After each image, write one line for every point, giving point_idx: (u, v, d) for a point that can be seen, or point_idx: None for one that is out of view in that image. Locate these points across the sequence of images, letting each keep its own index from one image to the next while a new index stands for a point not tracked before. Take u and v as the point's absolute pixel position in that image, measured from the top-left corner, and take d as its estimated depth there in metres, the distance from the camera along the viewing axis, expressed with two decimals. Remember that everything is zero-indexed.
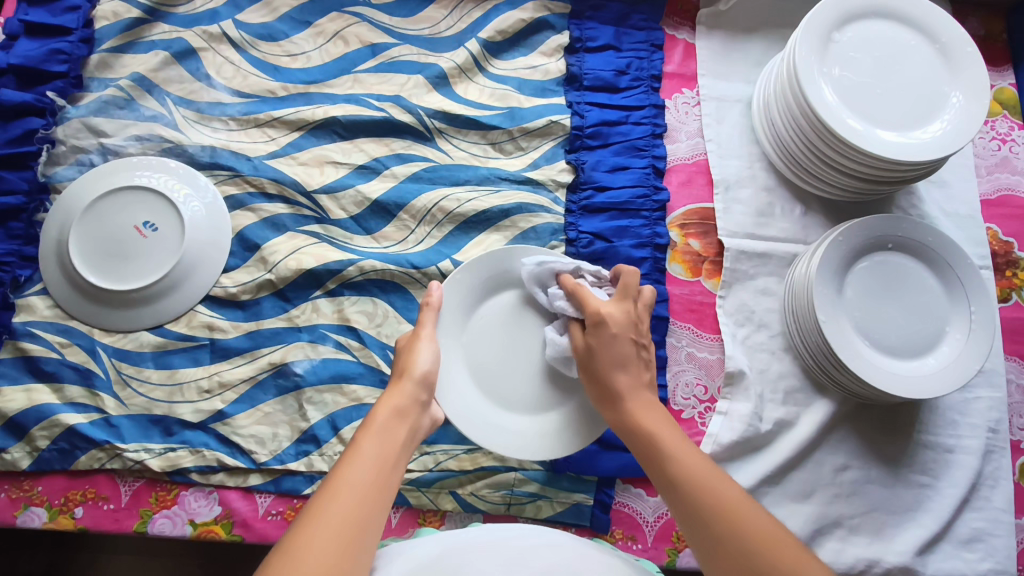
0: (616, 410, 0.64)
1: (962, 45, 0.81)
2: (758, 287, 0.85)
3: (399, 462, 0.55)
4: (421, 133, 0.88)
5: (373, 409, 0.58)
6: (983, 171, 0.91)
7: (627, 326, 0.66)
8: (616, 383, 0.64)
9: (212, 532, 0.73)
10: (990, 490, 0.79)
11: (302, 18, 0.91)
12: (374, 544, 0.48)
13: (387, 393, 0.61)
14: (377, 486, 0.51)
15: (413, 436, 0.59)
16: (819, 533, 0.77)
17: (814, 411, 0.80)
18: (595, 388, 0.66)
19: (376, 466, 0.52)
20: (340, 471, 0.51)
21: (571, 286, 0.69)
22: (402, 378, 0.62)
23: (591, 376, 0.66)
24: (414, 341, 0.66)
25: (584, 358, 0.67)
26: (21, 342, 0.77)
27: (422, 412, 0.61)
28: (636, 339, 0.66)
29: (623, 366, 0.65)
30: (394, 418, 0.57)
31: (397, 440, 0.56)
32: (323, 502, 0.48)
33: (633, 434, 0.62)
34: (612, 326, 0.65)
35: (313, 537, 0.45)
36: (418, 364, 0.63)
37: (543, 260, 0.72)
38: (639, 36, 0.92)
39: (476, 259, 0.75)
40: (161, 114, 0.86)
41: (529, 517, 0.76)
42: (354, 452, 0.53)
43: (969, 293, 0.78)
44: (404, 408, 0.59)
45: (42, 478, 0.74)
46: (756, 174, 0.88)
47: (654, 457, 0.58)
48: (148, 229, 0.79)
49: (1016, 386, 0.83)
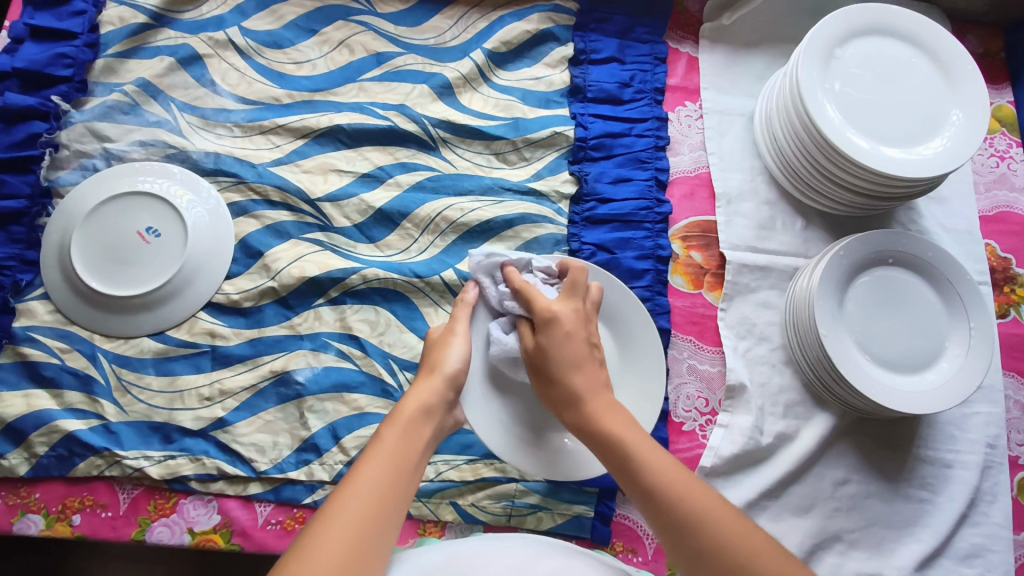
0: (578, 422, 0.60)
1: (962, 63, 0.82)
2: (759, 300, 0.85)
3: (419, 463, 0.54)
4: (426, 142, 0.88)
5: (401, 405, 0.58)
6: (982, 188, 0.92)
7: (578, 324, 0.63)
8: (573, 385, 0.60)
9: (211, 541, 0.73)
10: (989, 506, 0.79)
11: (308, 26, 0.92)
12: (388, 542, 0.48)
13: (415, 388, 0.60)
14: (392, 488, 0.50)
15: (436, 436, 0.59)
16: (819, 547, 0.77)
17: (814, 425, 0.80)
18: (551, 390, 0.62)
19: (395, 463, 0.52)
20: (360, 468, 0.50)
21: (518, 285, 0.65)
22: (433, 374, 0.61)
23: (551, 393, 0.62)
24: (447, 336, 0.66)
25: (538, 351, 0.63)
26: (20, 347, 0.77)
27: (447, 412, 0.61)
28: (588, 338, 0.63)
29: (578, 367, 0.61)
30: (420, 417, 0.57)
31: (420, 440, 0.55)
32: (337, 503, 0.47)
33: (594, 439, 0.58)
34: (561, 324, 0.62)
35: (324, 542, 0.45)
36: (448, 362, 0.63)
37: (490, 252, 0.69)
38: (643, 49, 0.93)
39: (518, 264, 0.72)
40: (166, 119, 0.86)
41: (530, 529, 0.76)
42: (376, 448, 0.53)
43: (969, 309, 0.79)
44: (432, 405, 0.59)
45: (40, 485, 0.74)
46: (757, 187, 0.89)
47: (611, 449, 0.56)
48: (150, 235, 0.78)
49: (1014, 402, 0.84)
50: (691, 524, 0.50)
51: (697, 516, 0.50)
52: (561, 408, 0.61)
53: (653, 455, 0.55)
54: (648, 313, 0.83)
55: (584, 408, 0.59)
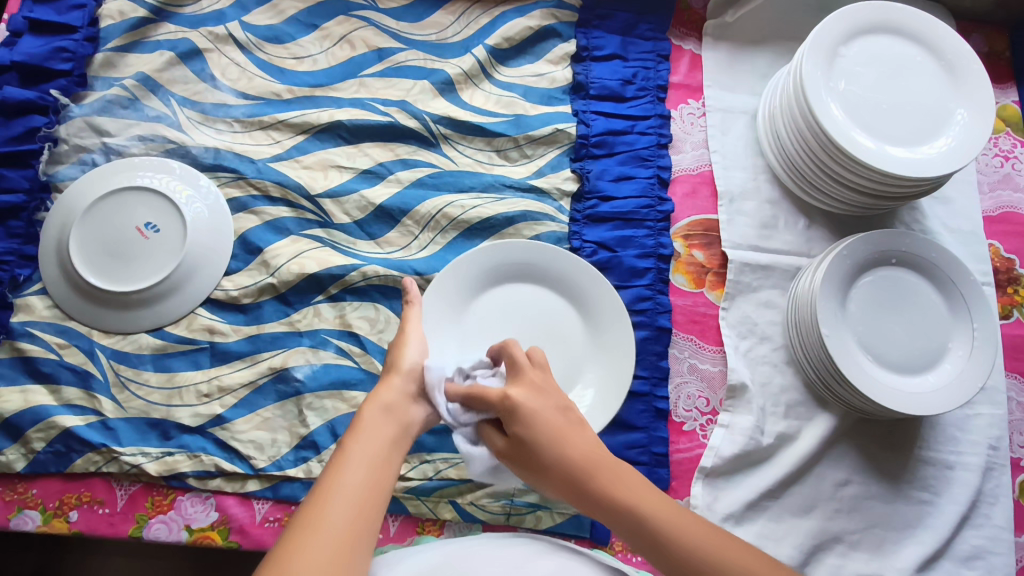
0: (560, 484, 0.54)
1: (968, 62, 0.81)
2: (761, 300, 0.85)
3: (390, 459, 0.53)
4: (427, 138, 0.88)
5: (359, 410, 0.56)
6: (986, 188, 0.92)
7: (537, 398, 0.57)
8: (548, 452, 0.54)
9: (209, 538, 0.72)
10: (990, 508, 0.79)
11: (309, 21, 0.91)
12: (368, 543, 0.47)
13: (378, 389, 0.59)
14: (367, 491, 0.49)
15: (407, 433, 0.57)
16: (819, 548, 0.76)
17: (815, 425, 0.80)
18: (525, 462, 0.55)
19: (367, 466, 0.51)
20: (329, 477, 0.49)
21: (463, 392, 0.60)
22: (390, 373, 0.60)
23: (536, 460, 0.54)
24: (402, 336, 0.64)
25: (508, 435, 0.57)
26: (18, 342, 0.76)
27: (412, 405, 0.59)
28: (550, 401, 0.57)
29: (549, 435, 0.55)
30: (382, 416, 0.56)
31: (387, 438, 0.54)
32: (311, 513, 0.47)
33: (583, 501, 0.53)
34: (521, 405, 0.56)
35: (303, 550, 0.44)
36: (406, 359, 0.61)
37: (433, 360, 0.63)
38: (646, 46, 0.92)
39: (481, 248, 0.79)
40: (165, 114, 0.86)
41: (529, 528, 0.75)
42: (342, 455, 0.51)
43: (972, 310, 0.78)
44: (392, 403, 0.57)
45: (37, 481, 0.73)
46: (759, 186, 0.88)
47: (599, 502, 0.52)
48: (149, 230, 0.78)
49: (1016, 403, 0.84)
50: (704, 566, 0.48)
51: (710, 558, 0.48)
52: (539, 471, 0.55)
53: (648, 495, 0.52)
54: (648, 312, 0.82)
55: (567, 460, 0.53)
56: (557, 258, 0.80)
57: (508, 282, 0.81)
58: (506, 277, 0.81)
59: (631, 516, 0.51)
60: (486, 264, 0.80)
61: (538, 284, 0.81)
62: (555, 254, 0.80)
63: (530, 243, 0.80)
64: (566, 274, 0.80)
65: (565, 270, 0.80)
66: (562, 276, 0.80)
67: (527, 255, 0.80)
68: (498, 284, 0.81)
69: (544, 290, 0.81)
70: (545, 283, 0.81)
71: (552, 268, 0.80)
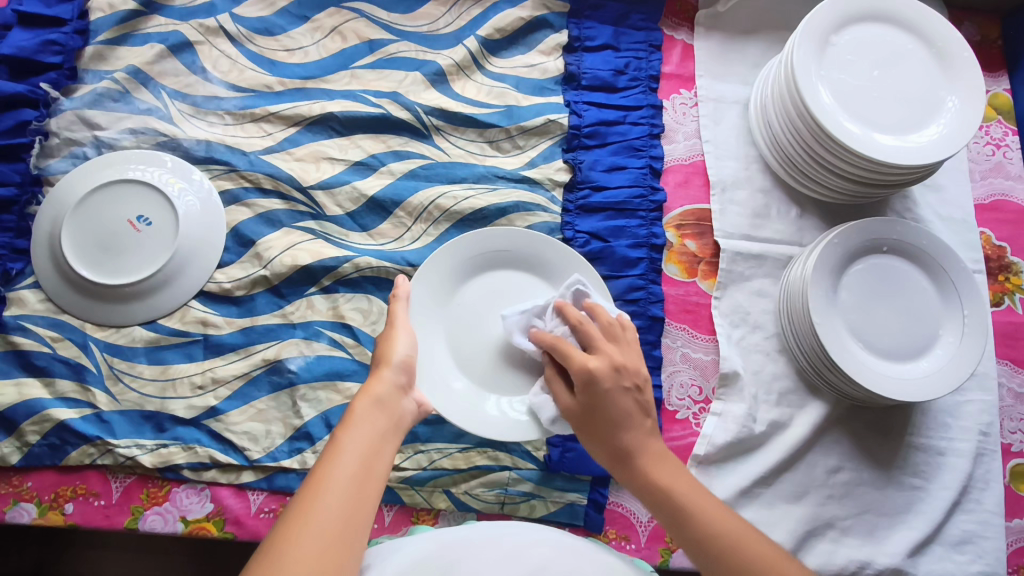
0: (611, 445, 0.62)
1: (958, 50, 0.81)
2: (754, 289, 0.85)
3: (381, 454, 0.53)
4: (418, 129, 0.88)
5: (352, 403, 0.56)
6: (978, 176, 0.92)
7: (615, 376, 0.62)
8: (608, 406, 0.62)
9: (204, 529, 0.73)
10: (981, 493, 0.79)
11: (300, 13, 0.91)
12: (360, 543, 0.47)
13: (369, 382, 0.59)
14: (360, 485, 0.49)
15: (398, 426, 0.57)
16: (811, 534, 0.77)
17: (808, 413, 0.80)
18: (591, 422, 0.63)
19: (358, 461, 0.51)
20: (321, 471, 0.50)
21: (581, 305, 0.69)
22: (382, 367, 0.60)
23: (591, 432, 0.63)
24: (391, 331, 0.64)
25: (582, 412, 0.64)
26: (11, 336, 0.76)
27: (404, 397, 0.59)
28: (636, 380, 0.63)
29: (623, 417, 0.62)
30: (374, 410, 0.56)
31: (377, 432, 0.54)
32: (304, 505, 0.47)
33: (625, 462, 0.62)
34: (603, 379, 0.62)
35: (295, 542, 0.45)
36: (396, 352, 0.62)
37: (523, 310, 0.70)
38: (638, 35, 0.92)
39: (447, 247, 0.77)
40: (156, 107, 0.86)
41: (523, 516, 0.76)
42: (334, 449, 0.51)
43: (962, 296, 0.78)
44: (384, 396, 0.57)
45: (32, 474, 0.74)
46: (752, 175, 0.88)
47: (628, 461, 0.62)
48: (141, 223, 0.78)
49: (1007, 390, 0.84)
50: (714, 538, 0.56)
51: (711, 529, 0.56)
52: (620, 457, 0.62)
53: (702, 500, 0.58)
54: (641, 302, 0.82)
55: (645, 471, 0.61)
56: (536, 242, 0.79)
57: (487, 270, 0.79)
58: (486, 266, 0.79)
59: (681, 516, 0.58)
60: (462, 256, 0.78)
61: (517, 271, 0.79)
62: (533, 239, 0.78)
63: (506, 231, 0.78)
64: (543, 255, 0.79)
65: (542, 252, 0.78)
66: (544, 260, 0.79)
67: (507, 241, 0.79)
68: (479, 272, 0.79)
69: (526, 277, 0.79)
70: (527, 267, 0.79)
71: (531, 252, 0.79)
